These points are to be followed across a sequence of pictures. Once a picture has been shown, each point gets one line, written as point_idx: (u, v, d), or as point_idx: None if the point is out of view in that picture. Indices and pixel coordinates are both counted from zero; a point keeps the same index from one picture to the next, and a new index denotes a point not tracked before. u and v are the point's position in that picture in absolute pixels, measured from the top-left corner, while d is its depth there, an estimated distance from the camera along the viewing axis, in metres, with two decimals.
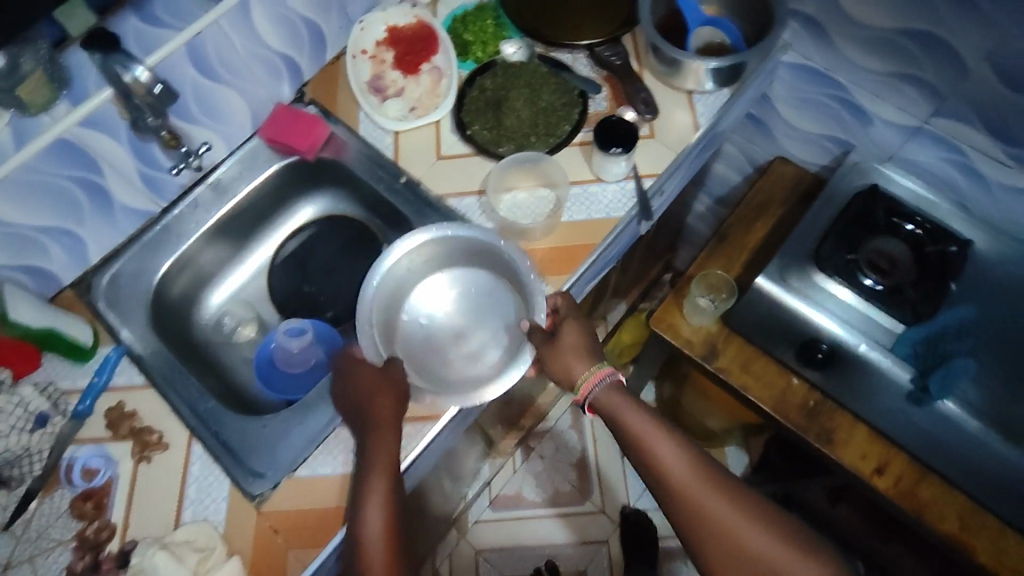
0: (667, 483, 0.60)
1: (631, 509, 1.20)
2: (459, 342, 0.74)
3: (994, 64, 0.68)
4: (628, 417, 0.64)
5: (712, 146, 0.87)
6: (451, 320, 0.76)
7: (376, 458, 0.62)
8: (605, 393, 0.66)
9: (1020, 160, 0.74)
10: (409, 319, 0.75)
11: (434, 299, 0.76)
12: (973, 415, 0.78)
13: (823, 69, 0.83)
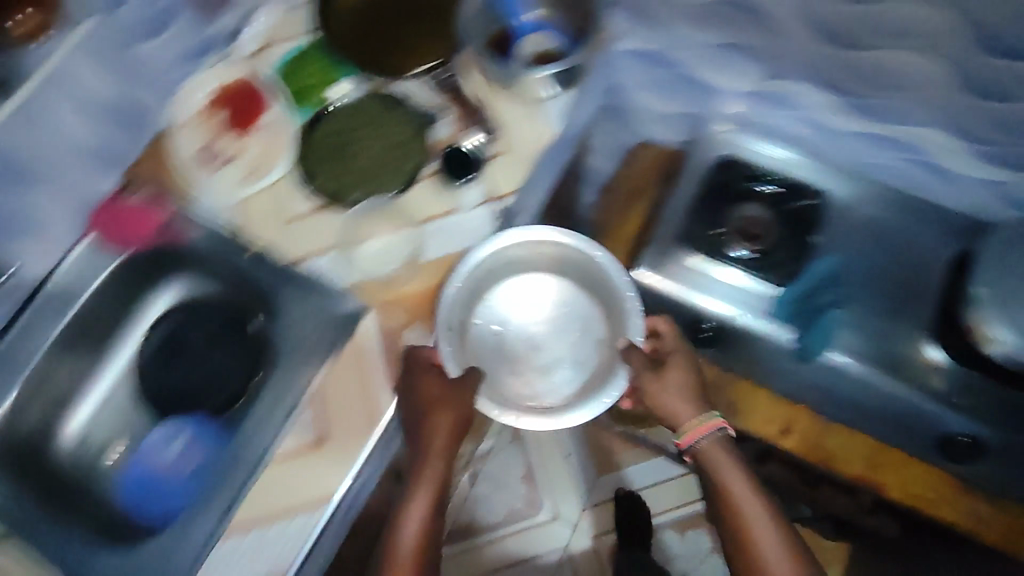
0: (734, 513, 0.73)
1: (622, 497, 1.33)
2: (528, 353, 0.77)
3: (807, 22, 0.70)
4: (726, 478, 0.74)
5: (564, 152, 0.83)
6: (532, 330, 0.78)
7: (434, 450, 0.71)
8: (714, 443, 0.75)
9: (850, 108, 0.78)
10: (478, 324, 0.77)
11: (518, 308, 0.78)
12: (859, 360, 0.80)
13: (657, 51, 0.85)
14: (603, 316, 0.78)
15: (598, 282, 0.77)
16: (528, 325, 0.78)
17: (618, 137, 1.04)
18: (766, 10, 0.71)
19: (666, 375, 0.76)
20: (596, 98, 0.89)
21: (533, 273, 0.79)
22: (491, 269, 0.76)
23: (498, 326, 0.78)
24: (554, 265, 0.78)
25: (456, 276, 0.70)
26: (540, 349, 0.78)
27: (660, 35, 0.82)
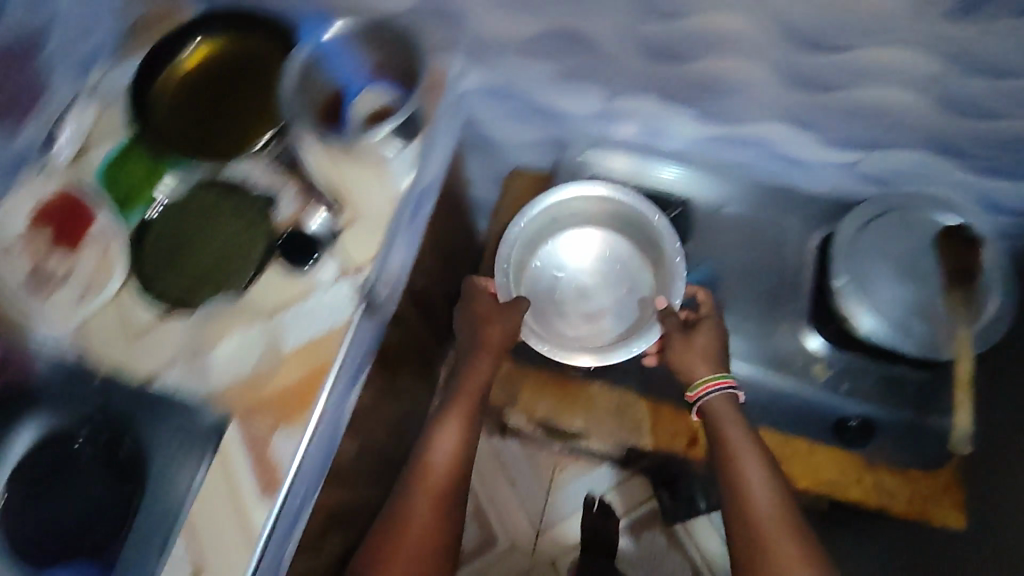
0: (749, 493, 0.64)
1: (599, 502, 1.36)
2: (560, 302, 0.85)
3: (629, 42, 0.68)
4: (731, 434, 0.68)
5: (423, 204, 0.81)
6: (577, 279, 0.87)
7: (468, 384, 0.76)
8: (718, 402, 0.70)
9: (695, 115, 0.77)
10: (538, 264, 0.87)
11: (576, 255, 0.87)
12: (756, 364, 0.79)
13: (499, 84, 0.82)
14: (648, 275, 0.85)
15: (643, 233, 0.84)
16: (580, 273, 0.87)
17: (491, 164, 1.01)
18: (587, 36, 0.69)
19: (695, 342, 0.73)
20: (450, 141, 0.85)
21: (581, 225, 0.87)
22: (552, 219, 0.86)
23: (563, 277, 0.87)
24: (603, 221, 0.87)
25: (506, 238, 0.83)
26: (587, 301, 0.86)
27: (498, 68, 0.79)
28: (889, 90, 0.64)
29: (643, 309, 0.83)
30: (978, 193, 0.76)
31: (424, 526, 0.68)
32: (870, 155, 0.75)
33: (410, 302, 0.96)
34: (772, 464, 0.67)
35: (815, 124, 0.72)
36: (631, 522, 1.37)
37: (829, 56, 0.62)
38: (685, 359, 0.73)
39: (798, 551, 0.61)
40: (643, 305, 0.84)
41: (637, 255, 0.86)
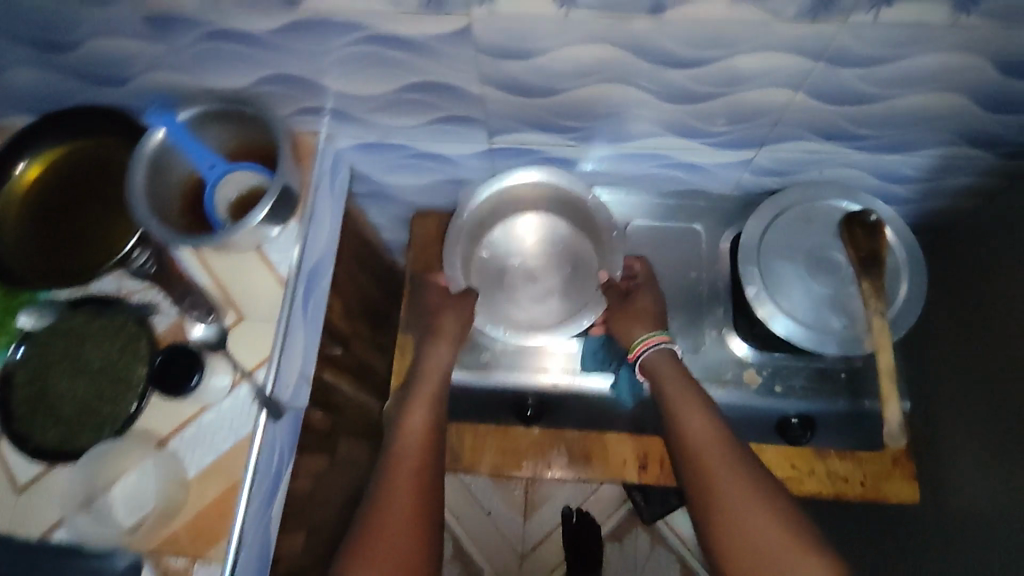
0: (692, 443, 0.61)
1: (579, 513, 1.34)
2: (508, 290, 0.80)
3: (492, 83, 0.64)
4: (665, 381, 0.66)
5: (320, 280, 0.76)
6: (523, 264, 0.81)
7: (427, 363, 0.71)
8: (657, 355, 0.69)
9: (579, 140, 0.73)
10: (482, 254, 0.81)
11: (518, 239, 0.81)
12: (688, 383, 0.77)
13: (374, 140, 0.78)
14: (593, 249, 0.80)
15: (580, 211, 0.78)
16: (525, 257, 0.81)
17: (390, 211, 0.97)
18: (449, 82, 0.64)
19: (635, 307, 0.73)
20: (340, 205, 0.82)
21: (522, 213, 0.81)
22: (493, 209, 0.79)
23: (512, 261, 0.81)
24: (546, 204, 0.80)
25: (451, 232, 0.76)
26: (538, 284, 0.81)
27: (369, 126, 0.75)
28: (764, 91, 0.62)
29: (592, 281, 0.79)
30: (874, 168, 0.75)
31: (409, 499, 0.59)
32: (761, 151, 0.73)
33: (331, 371, 0.91)
34: (711, 407, 0.64)
35: (701, 131, 0.70)
36: (613, 528, 1.35)
37: (697, 69, 0.59)
38: (627, 326, 0.72)
39: (766, 508, 0.56)
40: (594, 282, 0.79)
41: (581, 233, 0.81)
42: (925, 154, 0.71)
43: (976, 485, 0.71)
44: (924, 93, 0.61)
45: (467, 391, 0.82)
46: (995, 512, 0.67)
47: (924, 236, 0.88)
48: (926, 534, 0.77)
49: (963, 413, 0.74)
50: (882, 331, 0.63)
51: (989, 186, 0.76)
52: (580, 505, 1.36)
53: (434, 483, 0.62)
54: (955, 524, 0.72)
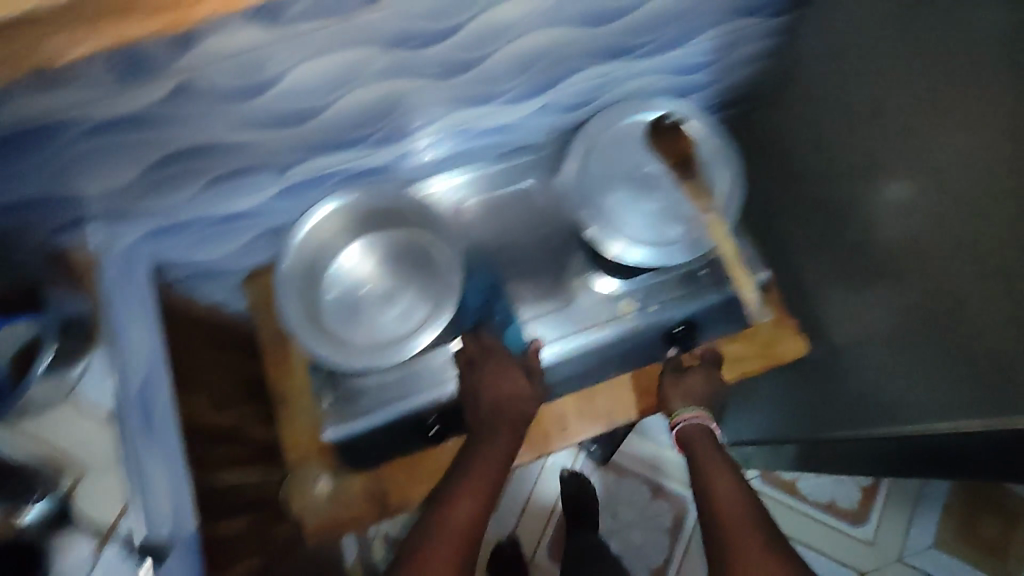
0: (711, 512, 0.58)
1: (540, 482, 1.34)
2: (366, 318, 0.70)
3: (251, 124, 0.56)
4: (703, 454, 0.64)
5: (161, 395, 0.67)
6: (376, 288, 0.71)
7: (482, 457, 0.61)
8: (693, 431, 0.67)
9: (375, 144, 0.68)
10: (329, 294, 0.70)
11: (360, 267, 0.71)
12: (574, 341, 0.74)
13: (160, 227, 0.69)
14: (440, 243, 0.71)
15: (398, 215, 0.72)
16: (376, 281, 0.71)
17: (220, 285, 0.87)
18: (207, 140, 0.57)
19: (688, 384, 0.70)
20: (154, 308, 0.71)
21: (354, 243, 0.71)
22: (321, 249, 0.70)
23: (363, 291, 0.71)
24: (373, 224, 0.71)
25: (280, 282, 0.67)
26: (397, 301, 0.71)
27: (142, 215, 0.66)
28: (533, 36, 0.59)
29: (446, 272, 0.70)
30: (671, 69, 0.73)
31: None
32: (555, 93, 0.71)
33: (226, 472, 0.82)
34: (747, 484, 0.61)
35: (492, 94, 0.66)
36: (580, 478, 1.36)
37: (454, 39, 0.55)
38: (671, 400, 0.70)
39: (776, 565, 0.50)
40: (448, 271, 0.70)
41: (422, 235, 0.72)
42: (705, 41, 0.70)
43: (848, 319, 0.76)
44: None
45: (358, 442, 0.72)
46: (864, 336, 0.73)
47: (739, 112, 0.89)
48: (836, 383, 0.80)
49: (817, 258, 0.79)
50: (716, 227, 0.64)
51: (773, 46, 0.77)
52: (540, 476, 1.35)
53: None
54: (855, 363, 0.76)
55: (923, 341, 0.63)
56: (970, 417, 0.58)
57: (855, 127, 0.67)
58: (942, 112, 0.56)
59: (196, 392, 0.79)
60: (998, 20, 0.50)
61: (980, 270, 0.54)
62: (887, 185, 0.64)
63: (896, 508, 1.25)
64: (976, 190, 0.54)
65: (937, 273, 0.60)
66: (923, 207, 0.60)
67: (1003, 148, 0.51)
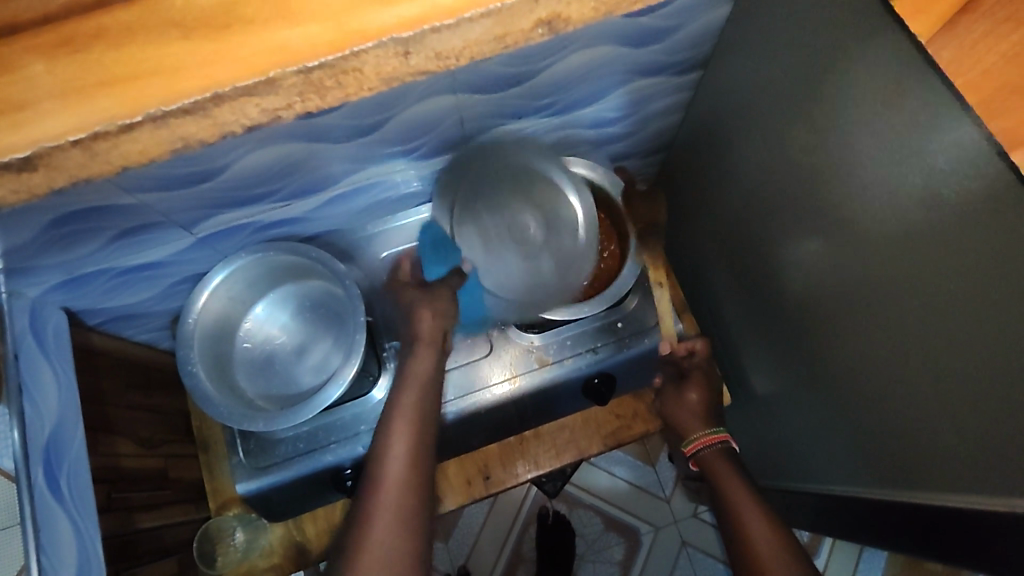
0: (752, 559, 0.60)
1: (494, 508, 1.35)
2: (275, 372, 0.72)
3: (141, 190, 0.57)
4: (726, 480, 0.67)
5: (69, 447, 0.68)
6: (286, 343, 0.73)
7: (400, 400, 0.66)
8: (711, 455, 0.71)
9: (284, 199, 0.68)
10: (239, 349, 0.72)
11: (271, 323, 0.73)
12: (493, 395, 0.74)
13: (68, 278, 0.69)
14: (345, 299, 0.72)
15: (311, 268, 0.71)
16: (287, 336, 0.73)
17: (148, 324, 0.88)
18: (97, 203, 0.57)
19: (688, 394, 0.76)
20: (66, 357, 0.73)
21: (266, 297, 0.73)
22: (231, 300, 0.71)
23: (277, 343, 0.73)
24: (286, 276, 0.73)
25: (183, 342, 0.66)
26: (307, 356, 0.72)
27: (46, 267, 0.66)
28: (427, 102, 0.60)
29: (350, 327, 0.70)
30: (581, 123, 0.75)
31: (391, 514, 0.59)
32: (468, 148, 0.72)
33: (152, 515, 0.82)
34: (776, 517, 0.63)
35: (397, 151, 0.67)
36: (532, 508, 1.36)
37: (342, 109, 0.56)
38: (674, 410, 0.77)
39: None
40: (352, 325, 0.70)
41: (333, 290, 0.73)
42: (615, 98, 0.72)
43: (767, 370, 0.76)
44: (574, 54, 0.60)
45: (275, 491, 0.72)
46: (784, 388, 0.73)
47: (666, 155, 0.90)
48: (764, 429, 0.81)
49: (739, 306, 0.79)
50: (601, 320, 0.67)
51: (687, 100, 0.78)
52: (493, 502, 1.35)
53: (416, 524, 0.59)
54: (776, 413, 0.76)
55: (834, 403, 0.63)
56: (881, 487, 0.58)
57: (762, 182, 0.66)
58: (832, 181, 0.55)
59: (117, 437, 0.79)
60: (859, 107, 0.49)
61: (875, 346, 0.54)
62: (794, 244, 0.63)
63: (843, 547, 1.24)
64: (866, 271, 0.53)
65: (842, 342, 0.59)
66: (825, 268, 0.59)
67: (880, 230, 0.50)
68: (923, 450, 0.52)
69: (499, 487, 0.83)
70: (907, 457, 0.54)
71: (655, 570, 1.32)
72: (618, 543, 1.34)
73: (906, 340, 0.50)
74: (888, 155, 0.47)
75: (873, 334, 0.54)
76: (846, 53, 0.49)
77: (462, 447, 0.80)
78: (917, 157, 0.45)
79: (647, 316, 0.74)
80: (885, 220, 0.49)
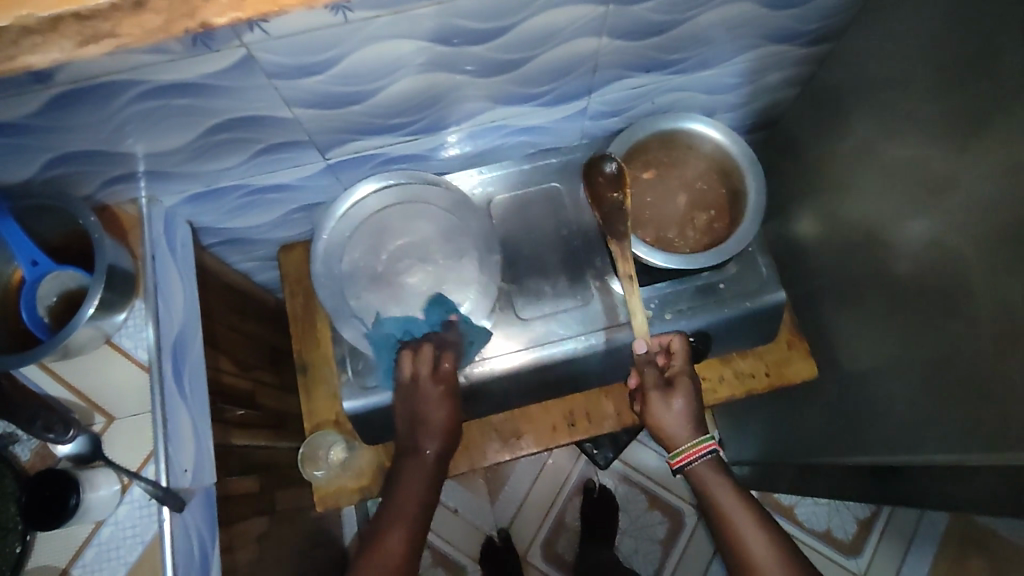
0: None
1: (540, 475, 1.38)
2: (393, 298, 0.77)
3: (300, 104, 0.61)
4: (721, 497, 0.67)
5: (190, 349, 0.72)
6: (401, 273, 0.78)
7: (407, 485, 0.68)
8: (702, 469, 0.69)
9: (416, 132, 0.71)
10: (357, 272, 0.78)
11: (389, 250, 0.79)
12: (594, 338, 0.75)
13: (203, 190, 0.73)
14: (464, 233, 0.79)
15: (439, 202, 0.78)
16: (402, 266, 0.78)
17: (255, 253, 0.92)
18: (253, 113, 0.61)
19: (675, 402, 0.71)
20: (190, 266, 0.77)
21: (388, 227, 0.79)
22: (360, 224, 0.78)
23: None
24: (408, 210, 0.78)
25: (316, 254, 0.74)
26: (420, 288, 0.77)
27: (189, 176, 0.70)
28: (572, 44, 0.62)
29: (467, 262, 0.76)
30: (699, 86, 0.77)
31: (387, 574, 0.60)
32: (592, 99, 0.74)
33: (244, 433, 0.85)
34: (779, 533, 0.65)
35: (527, 94, 0.70)
36: (578, 481, 1.38)
37: (498, 40, 0.58)
38: (660, 416, 0.71)
39: None
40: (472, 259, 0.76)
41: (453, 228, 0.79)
42: (738, 62, 0.74)
43: (865, 344, 0.78)
44: (716, 8, 0.63)
45: (380, 415, 0.75)
46: (878, 367, 0.75)
47: (772, 133, 0.92)
48: (850, 404, 0.82)
49: (831, 278, 0.82)
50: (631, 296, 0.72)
51: (806, 72, 0.80)
52: (540, 469, 1.38)
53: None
54: (869, 385, 0.78)
55: (939, 367, 0.64)
56: (980, 447, 0.59)
57: (875, 168, 0.70)
58: (950, 168, 0.59)
59: (221, 352, 0.82)
60: (971, 94, 0.56)
61: (979, 318, 0.58)
62: (899, 234, 0.68)
63: (889, 541, 1.25)
64: (979, 241, 0.57)
65: (941, 323, 0.63)
66: (935, 250, 0.63)
67: (1008, 203, 0.54)
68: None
69: (580, 437, 0.85)
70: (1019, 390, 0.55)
71: (697, 553, 1.33)
72: (661, 522, 1.35)
73: (1020, 302, 0.54)
74: (1008, 129, 0.53)
75: (976, 310, 0.58)
76: (987, 44, 0.54)
77: (549, 393, 0.83)
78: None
79: (749, 278, 0.76)
80: (1005, 180, 0.54)
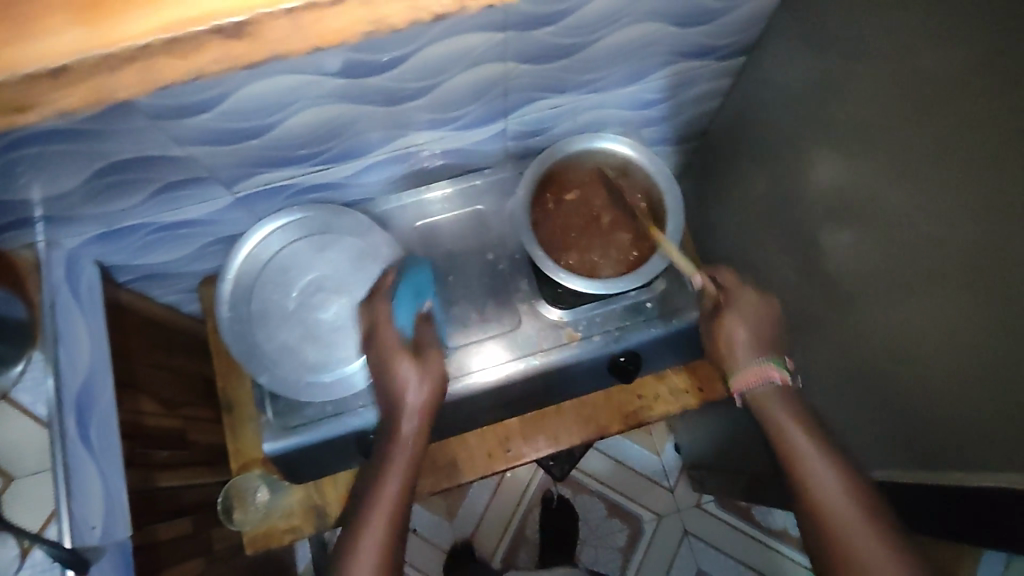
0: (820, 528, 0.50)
1: (497, 487, 1.37)
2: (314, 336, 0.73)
3: (193, 141, 0.58)
4: (770, 416, 0.57)
5: (99, 397, 0.69)
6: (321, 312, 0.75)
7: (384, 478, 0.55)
8: (759, 386, 0.59)
9: (327, 160, 0.69)
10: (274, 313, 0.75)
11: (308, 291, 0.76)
12: (522, 363, 0.74)
13: (105, 229, 0.70)
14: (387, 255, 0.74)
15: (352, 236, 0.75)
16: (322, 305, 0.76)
17: (177, 286, 0.88)
18: (144, 152, 0.58)
19: (737, 329, 0.62)
20: (98, 308, 0.73)
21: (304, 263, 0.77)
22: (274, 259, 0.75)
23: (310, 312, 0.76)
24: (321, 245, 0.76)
25: (223, 297, 0.71)
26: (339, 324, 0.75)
27: (88, 217, 0.67)
28: (478, 68, 0.60)
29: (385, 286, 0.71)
30: (619, 103, 0.76)
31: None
32: (509, 120, 0.72)
33: (171, 475, 0.82)
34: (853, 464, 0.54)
35: (439, 119, 0.68)
36: (536, 492, 1.37)
37: (396, 69, 0.56)
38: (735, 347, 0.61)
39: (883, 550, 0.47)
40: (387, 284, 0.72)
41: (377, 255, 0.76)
42: (654, 78, 0.73)
43: None
44: (624, 28, 0.61)
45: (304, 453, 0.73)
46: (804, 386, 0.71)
47: (700, 144, 0.92)
48: None
49: None
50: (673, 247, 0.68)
51: (727, 84, 0.80)
52: (497, 481, 1.37)
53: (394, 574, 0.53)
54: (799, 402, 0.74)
55: (860, 385, 0.60)
56: (908, 471, 0.55)
57: (789, 179, 0.67)
58: (862, 178, 0.55)
59: (141, 394, 0.79)
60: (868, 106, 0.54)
61: (894, 340, 0.54)
62: (815, 249, 0.64)
63: None
64: (887, 256, 0.53)
65: (855, 338, 0.59)
66: (855, 262, 0.58)
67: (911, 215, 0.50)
68: (945, 430, 0.50)
69: (517, 460, 0.84)
70: (937, 416, 0.51)
71: (656, 558, 1.33)
72: (619, 529, 1.35)
73: (927, 326, 0.50)
74: (905, 139, 0.50)
75: (889, 331, 0.54)
76: (888, 48, 0.50)
77: (485, 418, 0.81)
78: (962, 127, 0.45)
79: (676, 296, 0.76)
80: (907, 193, 0.50)
